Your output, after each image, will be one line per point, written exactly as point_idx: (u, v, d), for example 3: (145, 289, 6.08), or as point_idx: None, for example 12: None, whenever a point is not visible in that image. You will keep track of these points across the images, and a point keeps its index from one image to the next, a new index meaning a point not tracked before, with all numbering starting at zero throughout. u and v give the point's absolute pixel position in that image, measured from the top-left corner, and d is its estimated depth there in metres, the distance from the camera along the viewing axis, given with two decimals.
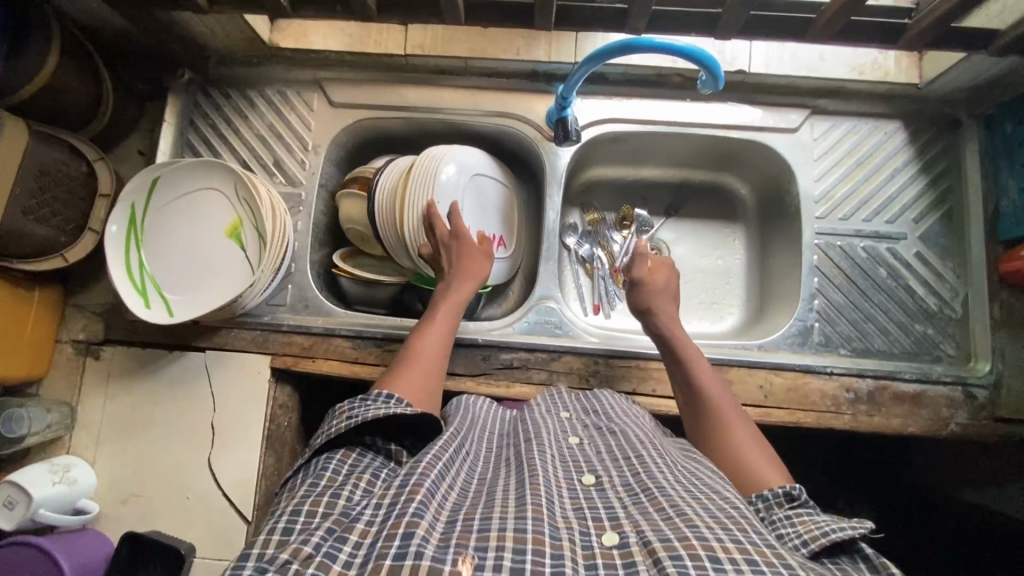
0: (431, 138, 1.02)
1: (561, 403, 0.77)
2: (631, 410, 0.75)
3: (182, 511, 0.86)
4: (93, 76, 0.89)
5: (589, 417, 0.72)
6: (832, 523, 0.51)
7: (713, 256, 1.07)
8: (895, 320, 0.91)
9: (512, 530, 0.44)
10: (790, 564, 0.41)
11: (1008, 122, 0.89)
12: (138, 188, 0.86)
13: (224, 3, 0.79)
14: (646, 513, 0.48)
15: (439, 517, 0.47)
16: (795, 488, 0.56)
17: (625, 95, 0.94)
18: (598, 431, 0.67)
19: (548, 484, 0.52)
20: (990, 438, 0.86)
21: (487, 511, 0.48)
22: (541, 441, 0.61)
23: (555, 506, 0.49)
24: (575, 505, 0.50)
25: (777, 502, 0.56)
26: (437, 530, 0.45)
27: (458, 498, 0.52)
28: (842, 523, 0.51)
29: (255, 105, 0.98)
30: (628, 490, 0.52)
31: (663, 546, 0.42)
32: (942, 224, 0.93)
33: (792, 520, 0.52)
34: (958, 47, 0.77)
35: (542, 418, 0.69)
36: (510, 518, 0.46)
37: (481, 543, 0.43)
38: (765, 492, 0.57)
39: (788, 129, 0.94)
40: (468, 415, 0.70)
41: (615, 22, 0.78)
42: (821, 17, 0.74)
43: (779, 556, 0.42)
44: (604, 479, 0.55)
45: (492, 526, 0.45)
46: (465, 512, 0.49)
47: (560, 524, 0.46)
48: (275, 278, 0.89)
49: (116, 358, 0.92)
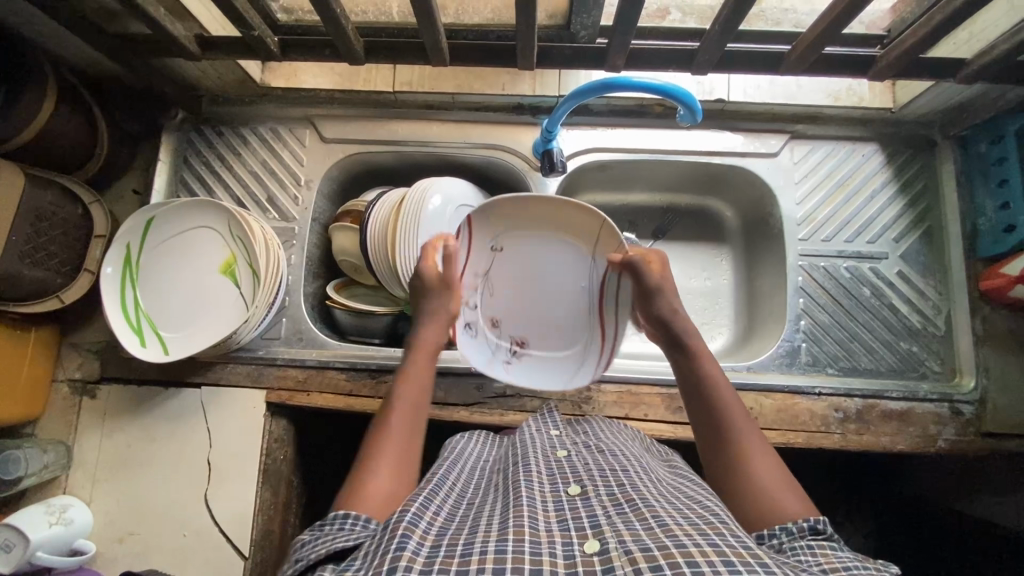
0: (421, 170, 1.05)
1: (553, 421, 0.78)
2: (637, 437, 0.77)
3: (179, 548, 0.87)
4: (88, 120, 0.91)
5: (578, 436, 0.73)
6: (855, 563, 0.48)
7: (700, 278, 1.09)
8: (880, 338, 0.93)
9: (491, 553, 0.45)
10: (766, 563, 0.42)
11: (981, 142, 0.91)
12: (132, 229, 0.88)
13: (215, 49, 0.81)
14: (629, 523, 0.49)
15: (424, 543, 0.48)
16: (821, 522, 0.53)
17: (609, 126, 0.97)
18: (587, 447, 0.68)
19: (532, 503, 0.53)
20: (979, 453, 0.87)
21: (472, 535, 0.49)
22: (530, 462, 0.63)
23: (539, 521, 0.50)
24: (559, 517, 0.51)
25: (801, 534, 0.53)
26: (421, 556, 0.46)
27: (444, 521, 0.53)
28: (866, 563, 0.48)
29: (247, 142, 1.00)
30: (612, 498, 0.53)
31: (644, 557, 0.43)
32: (922, 242, 0.95)
33: (815, 551, 0.50)
34: (927, 75, 0.79)
35: (530, 438, 0.71)
36: (491, 542, 0.46)
37: (462, 568, 0.44)
38: (788, 524, 0.54)
39: (768, 154, 0.97)
40: (458, 455, 0.72)
41: (597, 59, 0.81)
42: (793, 51, 0.77)
43: (757, 556, 0.43)
44: (590, 488, 0.56)
45: (475, 550, 0.46)
46: (450, 537, 0.50)
47: (542, 539, 0.47)
48: (269, 313, 0.90)
49: (112, 397, 0.92)
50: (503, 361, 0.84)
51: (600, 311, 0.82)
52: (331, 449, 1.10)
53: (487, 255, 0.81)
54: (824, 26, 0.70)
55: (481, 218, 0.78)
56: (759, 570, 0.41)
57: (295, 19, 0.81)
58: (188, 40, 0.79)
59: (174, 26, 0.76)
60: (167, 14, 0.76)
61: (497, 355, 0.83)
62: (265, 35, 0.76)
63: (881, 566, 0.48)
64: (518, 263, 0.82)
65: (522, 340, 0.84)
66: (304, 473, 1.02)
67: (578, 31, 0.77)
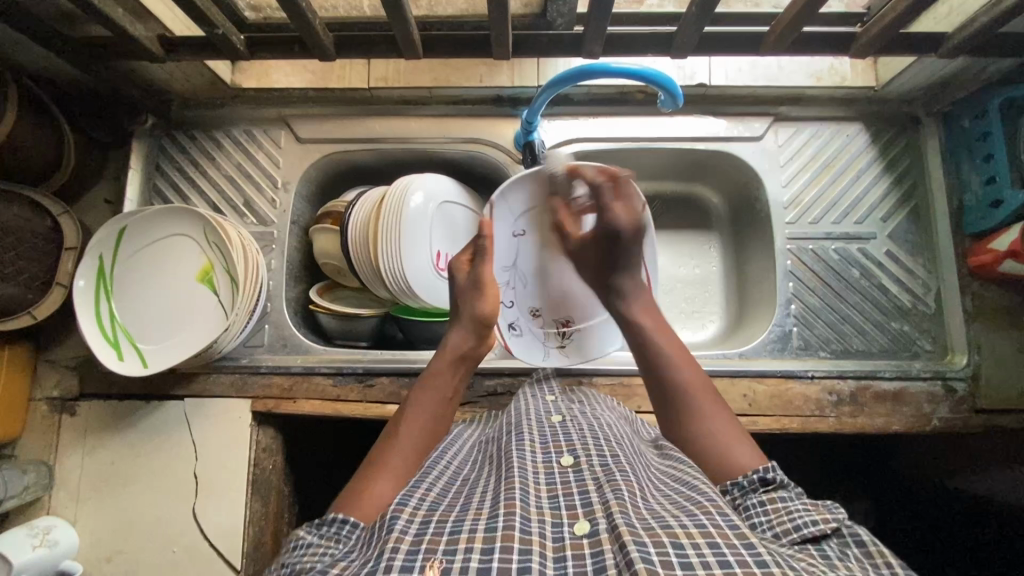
0: (401, 167, 1.03)
1: (550, 386, 0.78)
2: (624, 415, 0.77)
3: (169, 564, 0.85)
4: (53, 129, 0.88)
5: (573, 402, 0.74)
6: (807, 515, 0.50)
7: (690, 266, 1.08)
8: (871, 319, 0.92)
9: (482, 531, 0.45)
10: (751, 543, 0.43)
11: (964, 118, 0.90)
12: (105, 240, 0.85)
13: (179, 51, 0.79)
14: (617, 492, 0.49)
15: (413, 519, 0.48)
16: (771, 471, 0.55)
17: (591, 115, 0.95)
18: (582, 414, 0.68)
19: (524, 475, 0.53)
20: (972, 430, 0.87)
21: (463, 514, 0.49)
22: (524, 431, 0.63)
23: (530, 497, 0.50)
24: (551, 492, 0.52)
25: (752, 487, 0.54)
26: (409, 534, 0.46)
27: (436, 497, 0.53)
28: (816, 513, 0.50)
29: (221, 145, 0.98)
30: (603, 469, 0.53)
31: (629, 530, 0.44)
32: (909, 221, 0.95)
33: (765, 508, 0.52)
34: (909, 51, 0.78)
35: (527, 404, 0.71)
36: (482, 520, 0.47)
37: (449, 547, 0.44)
38: (739, 479, 0.55)
39: (751, 137, 0.95)
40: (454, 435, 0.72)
41: (573, 47, 0.79)
42: (772, 31, 0.75)
43: (741, 535, 0.44)
44: (583, 459, 0.56)
45: (464, 528, 0.46)
46: (441, 512, 0.50)
47: (533, 517, 0.47)
48: (250, 321, 0.88)
49: (92, 413, 0.90)
50: (558, 346, 0.90)
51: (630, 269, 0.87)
52: (321, 455, 1.09)
53: (513, 243, 0.85)
54: (801, 6, 0.68)
55: (501, 206, 0.82)
56: (742, 550, 0.42)
57: (262, 18, 0.78)
58: (150, 42, 0.76)
59: (134, 27, 0.73)
60: (127, 15, 0.73)
61: (548, 341, 0.90)
62: (231, 34, 0.74)
63: (827, 509, 0.50)
64: (545, 239, 0.86)
65: (567, 321, 0.90)
66: (295, 481, 1.00)
67: (553, 18, 0.75)
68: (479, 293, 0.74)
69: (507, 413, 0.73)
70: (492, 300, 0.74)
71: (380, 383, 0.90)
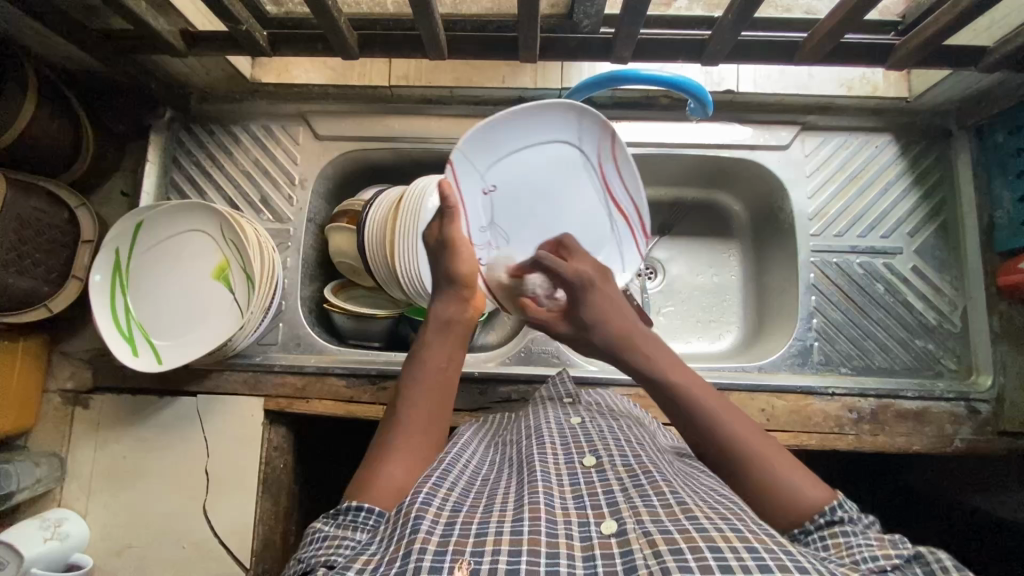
0: (419, 167, 1.01)
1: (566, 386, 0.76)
2: (644, 420, 0.75)
3: (179, 560, 0.85)
4: (71, 120, 0.88)
5: (590, 404, 0.72)
6: (868, 551, 0.47)
7: (708, 274, 1.05)
8: (895, 336, 0.90)
9: (508, 534, 0.44)
10: (790, 550, 0.41)
11: (999, 133, 0.88)
12: (122, 232, 0.85)
13: (201, 45, 0.78)
14: (645, 497, 0.48)
15: (439, 520, 0.47)
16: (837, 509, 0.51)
17: (615, 120, 0.93)
18: (601, 417, 0.66)
19: (547, 479, 0.52)
20: (994, 453, 0.85)
21: (487, 515, 0.48)
22: (543, 434, 0.61)
23: (555, 500, 0.49)
24: (576, 493, 0.50)
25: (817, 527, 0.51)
26: (436, 535, 0.45)
27: (459, 498, 0.52)
28: (878, 549, 0.47)
29: (239, 140, 0.97)
30: (627, 470, 0.52)
31: (663, 539, 0.42)
32: (938, 237, 0.93)
33: (827, 542, 0.50)
34: (949, 64, 0.76)
35: (545, 407, 0.70)
36: (506, 523, 0.46)
37: (477, 549, 0.43)
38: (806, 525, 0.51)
39: (778, 146, 0.93)
40: (475, 433, 0.70)
41: (601, 51, 0.77)
42: (808, 40, 0.73)
43: (777, 542, 0.42)
44: (605, 460, 0.55)
45: (490, 530, 0.45)
46: (466, 514, 0.48)
47: (558, 518, 0.46)
48: (265, 318, 0.87)
49: (104, 407, 0.90)
50: None
51: (609, 195, 0.80)
52: (330, 454, 1.08)
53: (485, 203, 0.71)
54: (841, 16, 0.66)
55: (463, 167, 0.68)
56: (783, 556, 0.40)
57: (285, 12, 0.77)
58: (173, 36, 0.75)
59: (157, 21, 0.72)
60: (150, 8, 0.72)
61: None
62: (254, 30, 0.73)
63: (893, 545, 0.47)
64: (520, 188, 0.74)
65: None
66: (304, 480, 0.99)
67: (581, 21, 0.73)
68: (451, 252, 0.66)
69: (526, 415, 0.72)
70: (465, 257, 0.66)
71: (393, 385, 0.90)
